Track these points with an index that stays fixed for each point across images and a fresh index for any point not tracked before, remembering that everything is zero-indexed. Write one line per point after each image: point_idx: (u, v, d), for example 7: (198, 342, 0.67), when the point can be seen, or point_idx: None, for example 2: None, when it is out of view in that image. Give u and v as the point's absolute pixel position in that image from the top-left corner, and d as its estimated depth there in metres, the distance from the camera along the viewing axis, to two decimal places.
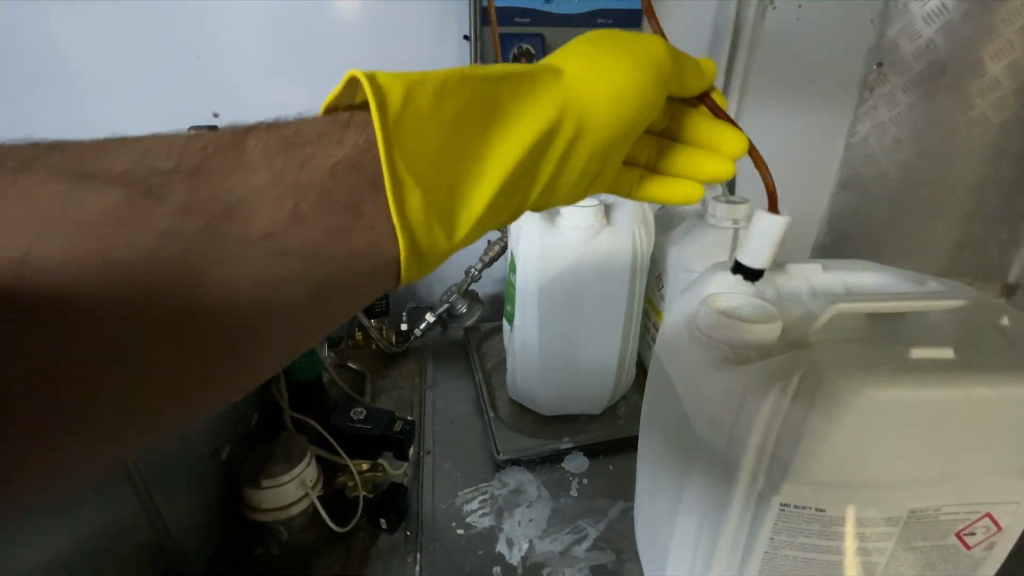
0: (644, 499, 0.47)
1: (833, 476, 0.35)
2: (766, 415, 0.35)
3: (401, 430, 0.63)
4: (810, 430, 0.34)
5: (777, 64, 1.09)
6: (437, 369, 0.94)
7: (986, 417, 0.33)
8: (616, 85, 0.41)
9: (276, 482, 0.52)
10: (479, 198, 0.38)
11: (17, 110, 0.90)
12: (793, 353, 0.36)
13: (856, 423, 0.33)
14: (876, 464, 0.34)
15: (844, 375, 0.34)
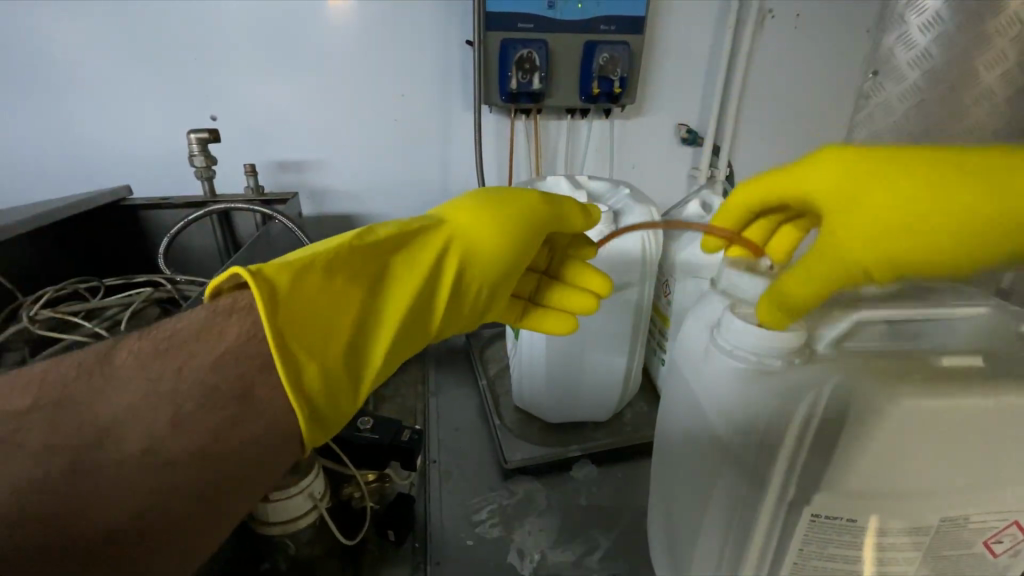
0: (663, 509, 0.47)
1: (861, 486, 0.35)
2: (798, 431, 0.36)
3: (408, 440, 0.62)
4: (843, 438, 0.35)
5: (776, 72, 1.10)
6: (439, 377, 0.93)
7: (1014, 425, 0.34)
8: (494, 231, 0.48)
9: (284, 495, 0.50)
10: (382, 349, 0.42)
11: (6, 112, 0.87)
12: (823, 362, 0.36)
13: (890, 432, 0.34)
14: (905, 473, 0.34)
15: (874, 385, 0.34)
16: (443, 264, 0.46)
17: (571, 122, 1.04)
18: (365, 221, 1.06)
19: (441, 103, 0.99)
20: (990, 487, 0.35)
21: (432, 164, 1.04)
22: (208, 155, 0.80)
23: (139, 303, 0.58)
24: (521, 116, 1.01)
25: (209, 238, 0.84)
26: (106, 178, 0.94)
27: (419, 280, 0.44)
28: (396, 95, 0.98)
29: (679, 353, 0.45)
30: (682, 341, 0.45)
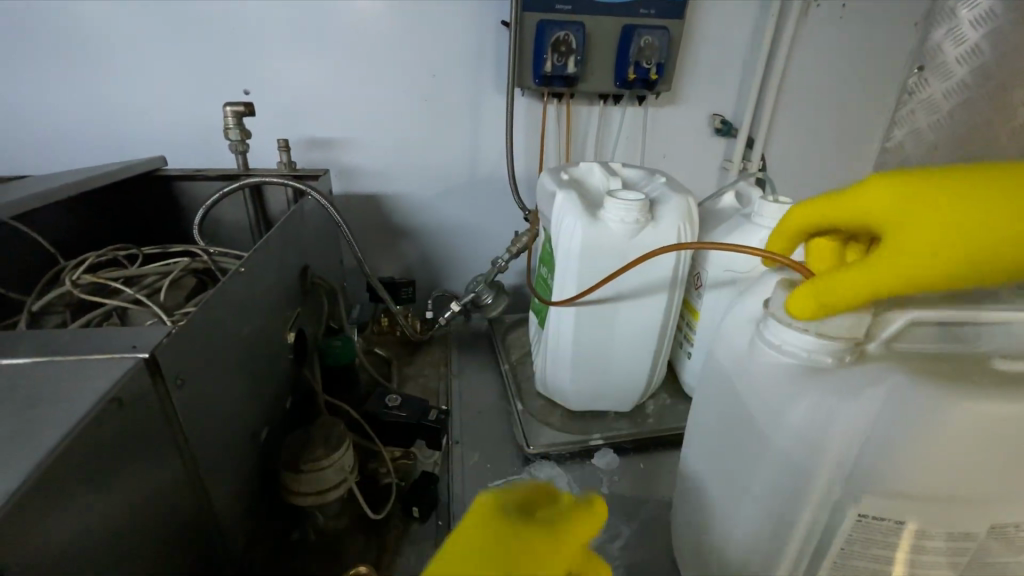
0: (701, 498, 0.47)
1: (916, 490, 0.34)
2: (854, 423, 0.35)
3: (437, 419, 0.63)
4: (895, 440, 0.34)
5: (818, 63, 1.07)
6: (461, 360, 0.93)
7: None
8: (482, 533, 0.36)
9: (315, 468, 0.51)
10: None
11: (42, 79, 0.87)
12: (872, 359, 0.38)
13: (938, 436, 0.33)
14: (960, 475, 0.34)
15: (929, 380, 0.33)
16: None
17: (604, 108, 1.03)
18: (392, 201, 1.06)
19: (475, 85, 0.98)
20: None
21: (454, 144, 1.03)
22: (243, 129, 0.81)
23: (177, 272, 0.59)
24: (553, 100, 1.00)
25: (241, 212, 0.85)
26: (138, 149, 0.94)
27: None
28: (427, 76, 0.96)
29: (723, 346, 0.45)
30: (727, 336, 0.46)
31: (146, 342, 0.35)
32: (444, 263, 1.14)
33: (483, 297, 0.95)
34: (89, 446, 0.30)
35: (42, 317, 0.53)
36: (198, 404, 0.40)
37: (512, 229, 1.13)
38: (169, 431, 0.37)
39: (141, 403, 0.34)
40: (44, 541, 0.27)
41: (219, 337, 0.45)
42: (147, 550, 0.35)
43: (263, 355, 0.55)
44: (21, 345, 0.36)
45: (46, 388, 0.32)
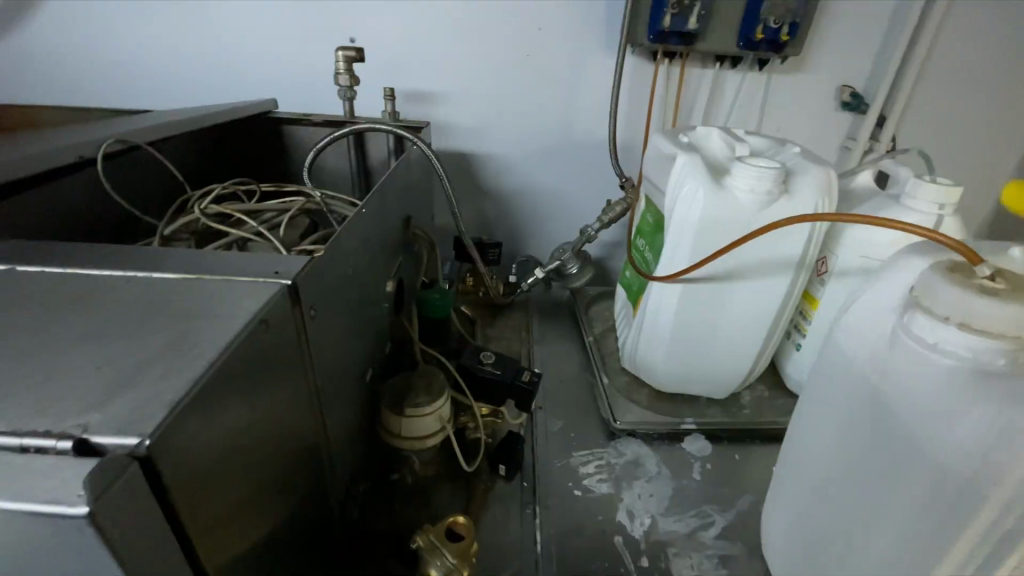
0: (829, 500, 0.43)
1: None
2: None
3: (529, 381, 0.62)
4: None
5: (981, 29, 0.92)
6: (542, 327, 0.91)
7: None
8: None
9: (417, 413, 0.51)
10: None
11: (169, 17, 0.91)
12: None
13: None
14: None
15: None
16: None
17: (718, 72, 0.94)
18: (481, 160, 1.04)
19: (582, 40, 0.93)
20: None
21: (622, 112, 0.97)
22: (352, 75, 0.80)
23: (294, 211, 0.60)
24: (664, 61, 0.93)
25: (343, 160, 0.86)
26: (248, 91, 0.97)
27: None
28: (533, 28, 0.92)
29: (853, 342, 0.43)
30: (867, 328, 0.42)
31: (286, 270, 0.35)
32: (527, 229, 1.11)
33: (568, 266, 0.92)
34: (243, 362, 0.29)
35: (173, 242, 0.55)
36: (321, 336, 0.41)
37: (601, 198, 1.08)
38: (300, 359, 0.37)
39: (283, 328, 0.34)
40: (205, 448, 0.26)
41: (339, 273, 0.45)
42: (279, 470, 0.36)
43: (369, 299, 0.55)
44: (172, 260, 0.37)
45: (195, 303, 0.32)
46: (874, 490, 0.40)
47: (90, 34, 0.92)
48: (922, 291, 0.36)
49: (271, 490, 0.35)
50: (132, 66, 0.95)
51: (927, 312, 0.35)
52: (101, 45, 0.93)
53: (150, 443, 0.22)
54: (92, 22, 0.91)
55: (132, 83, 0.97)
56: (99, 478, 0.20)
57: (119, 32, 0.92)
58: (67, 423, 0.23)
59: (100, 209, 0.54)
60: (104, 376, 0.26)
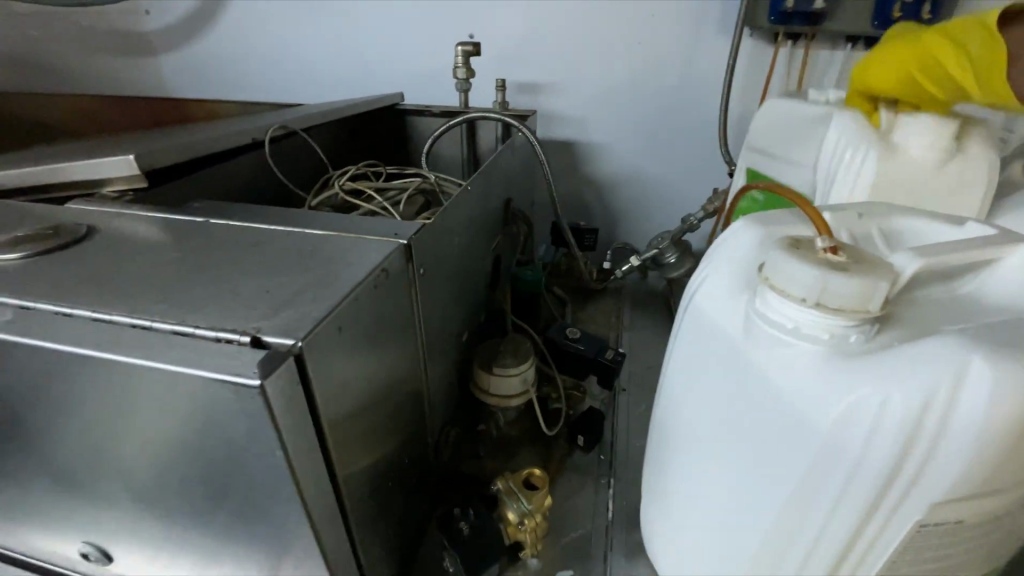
0: (702, 490, 0.36)
1: (966, 488, 0.27)
2: (932, 424, 0.27)
3: (612, 359, 0.64)
4: (984, 433, 0.26)
5: None
6: (633, 315, 0.92)
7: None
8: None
9: (505, 374, 0.56)
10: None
11: (320, 21, 1.06)
12: (896, 331, 0.30)
13: (1021, 426, 0.26)
14: (1019, 464, 0.28)
15: (1000, 364, 0.26)
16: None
17: (849, 53, 0.87)
18: (582, 148, 1.06)
19: (693, 25, 0.91)
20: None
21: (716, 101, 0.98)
22: (468, 68, 0.88)
23: (411, 189, 0.68)
24: (786, 44, 0.87)
25: (456, 147, 0.94)
26: (378, 84, 1.10)
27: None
28: (643, 15, 0.92)
29: (705, 324, 0.36)
30: (704, 313, 0.36)
31: (404, 232, 0.42)
32: (625, 219, 1.11)
33: (665, 255, 0.89)
34: (366, 300, 0.36)
35: (316, 211, 0.66)
36: (428, 292, 0.47)
37: (704, 189, 1.04)
38: (410, 307, 0.43)
39: (398, 279, 0.41)
40: (336, 364, 0.33)
41: (446, 240, 0.51)
42: (389, 400, 0.43)
43: (470, 268, 0.61)
44: (317, 220, 0.45)
45: (334, 253, 0.40)
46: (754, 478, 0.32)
47: (260, 39, 1.11)
48: (773, 278, 0.30)
49: (377, 417, 0.41)
50: (289, 65, 1.12)
51: (777, 284, 0.30)
52: (267, 48, 1.11)
53: (301, 344, 0.29)
54: (262, 28, 1.10)
55: (288, 79, 1.14)
56: (268, 364, 0.28)
57: (281, 36, 1.09)
58: (246, 325, 0.31)
59: (263, 182, 0.66)
60: (269, 297, 0.33)
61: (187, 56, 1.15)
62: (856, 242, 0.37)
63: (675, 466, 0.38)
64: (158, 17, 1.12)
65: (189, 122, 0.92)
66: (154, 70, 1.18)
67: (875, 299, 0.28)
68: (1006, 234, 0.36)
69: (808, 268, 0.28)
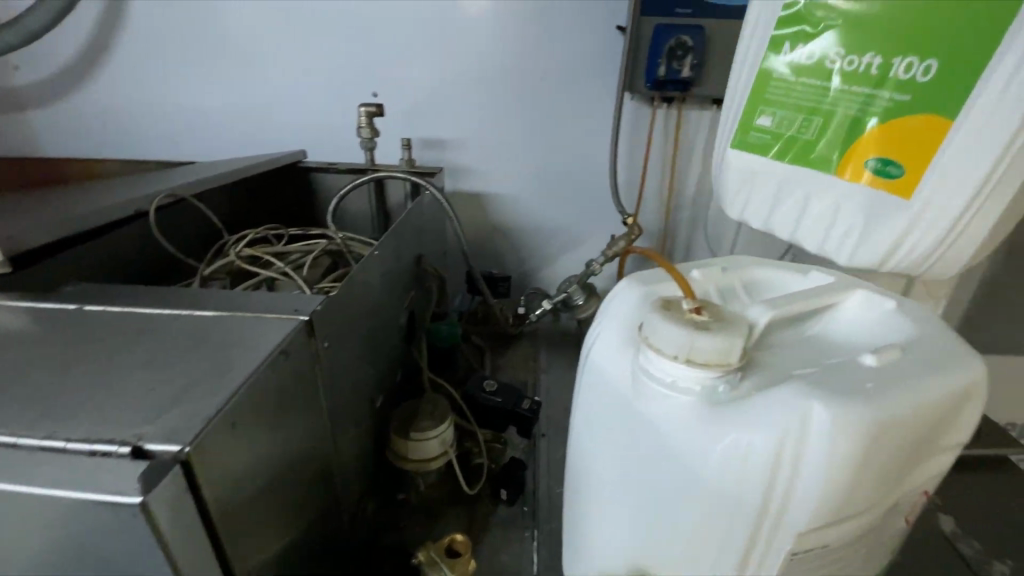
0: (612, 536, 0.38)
1: (824, 515, 0.31)
2: (785, 459, 0.31)
3: (529, 409, 0.66)
4: (828, 467, 0.30)
5: None
6: (550, 357, 0.94)
7: (932, 411, 0.32)
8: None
9: (423, 437, 0.55)
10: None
11: (213, 77, 1.03)
12: (756, 378, 0.34)
13: (858, 456, 0.30)
14: (866, 488, 0.32)
15: (834, 401, 0.30)
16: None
17: (715, 114, 0.99)
18: (491, 198, 1.10)
19: (582, 88, 1.00)
20: (926, 463, 0.35)
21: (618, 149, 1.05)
22: (373, 128, 0.89)
23: (317, 251, 0.67)
24: (662, 105, 0.98)
25: (364, 202, 0.94)
26: (280, 140, 1.08)
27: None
28: (536, 78, 0.99)
29: (601, 380, 0.38)
30: (599, 370, 0.39)
31: (305, 308, 0.41)
32: (536, 263, 1.16)
33: (574, 297, 0.94)
34: (264, 387, 0.35)
35: (210, 281, 0.62)
36: (335, 364, 0.46)
37: (606, 233, 1.12)
38: (316, 383, 0.42)
39: (301, 358, 0.39)
40: (230, 461, 0.31)
41: (353, 308, 0.51)
42: (296, 486, 0.41)
43: (382, 330, 0.60)
44: (212, 300, 0.43)
45: (228, 336, 0.38)
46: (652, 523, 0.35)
47: (145, 94, 1.05)
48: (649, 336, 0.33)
49: (282, 507, 0.38)
50: (180, 121, 1.07)
51: (654, 342, 0.33)
52: (155, 103, 1.05)
53: (189, 449, 0.27)
54: (147, 84, 1.04)
55: (179, 135, 1.08)
56: (150, 476, 0.26)
57: (170, 91, 1.04)
58: (125, 433, 0.28)
59: (149, 253, 0.61)
60: (154, 396, 0.31)
61: (58, 112, 1.06)
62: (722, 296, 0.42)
63: (589, 515, 0.40)
64: (23, 71, 1.03)
65: (58, 186, 0.84)
66: (15, 126, 1.07)
67: (733, 351, 0.32)
68: (838, 281, 0.42)
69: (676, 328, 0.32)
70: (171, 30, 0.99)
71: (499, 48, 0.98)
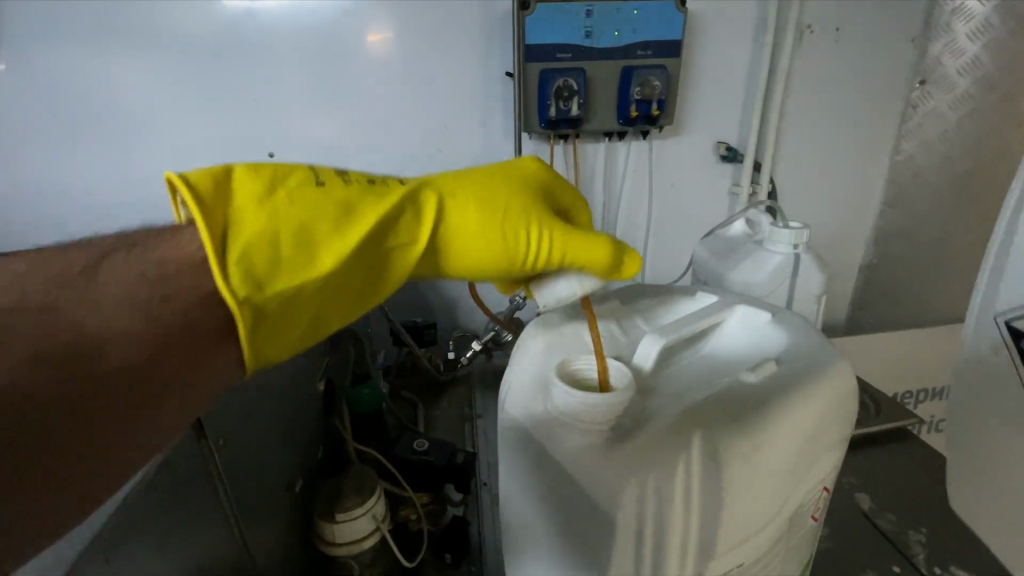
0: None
1: (730, 535, 0.34)
2: (682, 489, 0.32)
3: (464, 462, 0.65)
4: (723, 491, 0.32)
5: (823, 83, 1.06)
6: (485, 398, 0.91)
7: (812, 419, 0.35)
8: (474, 203, 0.44)
9: (349, 516, 0.52)
10: (248, 225, 0.35)
11: (83, 154, 0.95)
12: (654, 410, 0.36)
13: (745, 473, 0.33)
14: (761, 500, 0.34)
15: (720, 426, 0.33)
16: (415, 194, 0.43)
17: (608, 145, 1.05)
18: None
19: (480, 132, 1.03)
20: (819, 463, 0.38)
21: None
22: None
23: None
24: (559, 142, 1.03)
25: None
26: (170, 210, 1.01)
27: (335, 208, 0.39)
28: (435, 126, 1.01)
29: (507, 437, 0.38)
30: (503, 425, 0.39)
31: None
32: (461, 304, 1.16)
33: (503, 334, 0.93)
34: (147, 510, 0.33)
35: None
36: (235, 462, 0.43)
37: None
38: (211, 487, 0.40)
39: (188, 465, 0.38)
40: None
41: (257, 397, 0.48)
42: None
43: (296, 408, 0.57)
44: None
45: None
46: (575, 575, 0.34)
47: (3, 179, 0.95)
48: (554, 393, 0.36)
49: None
50: (49, 204, 0.97)
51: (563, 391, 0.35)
52: (15, 184, 0.95)
53: None
54: (4, 168, 0.94)
55: (50, 219, 0.98)
56: None
57: (32, 170, 0.95)
58: None
59: None
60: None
61: None
62: (624, 329, 0.44)
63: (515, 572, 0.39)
64: None
65: None
66: None
67: (631, 387, 0.36)
68: (722, 300, 0.46)
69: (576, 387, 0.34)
70: (27, 106, 0.91)
71: (392, 102, 0.99)
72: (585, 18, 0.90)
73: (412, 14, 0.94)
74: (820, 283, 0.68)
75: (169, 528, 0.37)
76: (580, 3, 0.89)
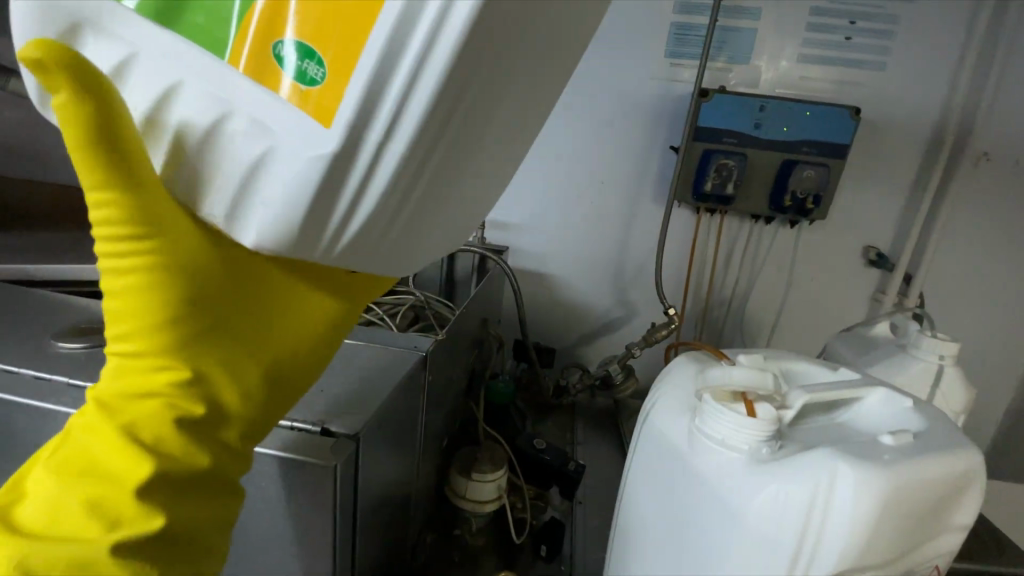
0: (665, 561, 0.45)
1: (849, 560, 0.38)
2: (813, 509, 0.38)
3: (575, 470, 0.72)
4: (856, 522, 0.37)
5: (988, 205, 1.03)
6: (586, 429, 0.96)
7: (942, 487, 0.40)
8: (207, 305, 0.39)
9: (482, 479, 0.62)
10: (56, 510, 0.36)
11: None
12: (791, 447, 0.41)
13: (879, 511, 0.37)
14: (885, 535, 0.38)
15: (860, 466, 0.37)
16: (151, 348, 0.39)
17: (752, 227, 1.11)
18: (541, 276, 1.22)
19: (632, 192, 1.14)
20: (933, 540, 0.43)
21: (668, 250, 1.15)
22: None
23: (406, 307, 0.78)
24: (704, 214, 1.11)
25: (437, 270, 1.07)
26: None
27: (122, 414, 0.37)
28: (593, 178, 1.14)
29: (655, 443, 0.47)
30: (659, 435, 0.47)
31: (422, 345, 0.57)
32: (578, 339, 1.24)
33: (613, 376, 0.93)
34: (393, 403, 0.50)
35: None
36: (426, 400, 0.60)
37: (647, 320, 1.21)
38: (411, 414, 0.56)
39: (409, 393, 0.54)
40: None
41: (442, 363, 0.64)
42: (389, 493, 0.54)
43: (455, 382, 0.73)
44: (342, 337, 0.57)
45: (369, 372, 0.51)
46: (694, 553, 0.43)
47: None
48: (704, 410, 0.43)
49: (371, 513, 0.50)
50: None
51: (716, 418, 0.41)
52: None
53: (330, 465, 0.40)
54: None
55: None
56: None
57: None
58: (313, 418, 0.44)
59: None
60: (324, 395, 0.47)
61: None
62: None
63: (639, 538, 0.48)
64: None
65: None
66: None
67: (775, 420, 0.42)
68: (860, 379, 0.50)
69: (726, 417, 0.41)
70: None
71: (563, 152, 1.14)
72: (758, 110, 0.97)
73: (597, 86, 1.09)
74: (962, 403, 0.69)
75: (390, 433, 0.51)
76: (755, 98, 0.97)
